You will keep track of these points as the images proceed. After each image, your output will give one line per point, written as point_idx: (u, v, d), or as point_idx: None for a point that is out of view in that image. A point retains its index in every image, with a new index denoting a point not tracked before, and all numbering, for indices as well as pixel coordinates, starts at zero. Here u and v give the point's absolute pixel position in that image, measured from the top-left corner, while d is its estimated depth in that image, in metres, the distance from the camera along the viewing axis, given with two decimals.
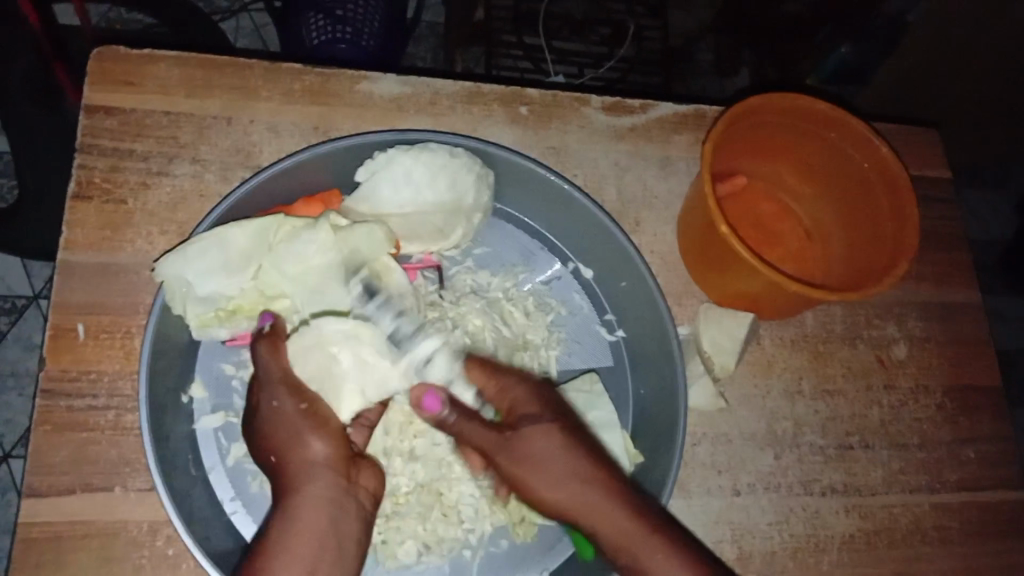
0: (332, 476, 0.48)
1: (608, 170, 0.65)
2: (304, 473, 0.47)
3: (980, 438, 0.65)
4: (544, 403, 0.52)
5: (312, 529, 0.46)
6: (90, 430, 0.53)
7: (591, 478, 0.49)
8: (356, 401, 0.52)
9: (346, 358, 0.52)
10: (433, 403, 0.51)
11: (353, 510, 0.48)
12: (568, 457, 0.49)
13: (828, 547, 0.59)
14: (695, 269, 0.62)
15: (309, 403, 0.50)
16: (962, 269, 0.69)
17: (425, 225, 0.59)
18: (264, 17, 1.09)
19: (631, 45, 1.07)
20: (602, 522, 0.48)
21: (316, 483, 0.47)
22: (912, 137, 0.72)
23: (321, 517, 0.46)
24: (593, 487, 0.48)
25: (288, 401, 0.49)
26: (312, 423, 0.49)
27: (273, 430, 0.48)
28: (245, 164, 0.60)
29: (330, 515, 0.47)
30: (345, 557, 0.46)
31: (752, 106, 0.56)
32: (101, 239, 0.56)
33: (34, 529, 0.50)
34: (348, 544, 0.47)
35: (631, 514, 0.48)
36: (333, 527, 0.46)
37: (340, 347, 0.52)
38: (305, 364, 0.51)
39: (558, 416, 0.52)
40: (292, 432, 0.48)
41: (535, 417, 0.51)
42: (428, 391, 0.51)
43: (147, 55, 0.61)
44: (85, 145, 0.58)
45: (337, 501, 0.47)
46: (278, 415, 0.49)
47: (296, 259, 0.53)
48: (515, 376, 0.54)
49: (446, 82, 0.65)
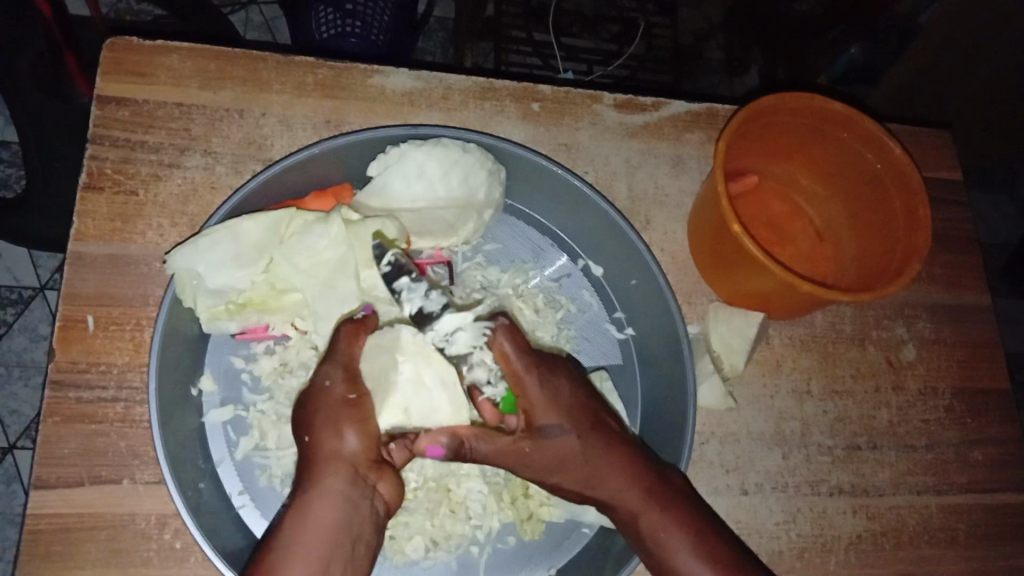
0: (356, 476, 0.45)
1: (619, 167, 0.65)
2: (330, 466, 0.45)
3: (988, 440, 0.65)
4: (569, 407, 0.49)
5: (327, 529, 0.44)
6: (99, 422, 0.53)
7: (618, 469, 0.49)
8: (398, 417, 0.50)
9: (406, 370, 0.51)
10: (435, 451, 0.50)
11: (367, 514, 0.45)
12: (594, 456, 0.49)
13: (835, 547, 0.59)
14: (706, 268, 0.62)
15: (359, 395, 0.48)
16: (971, 271, 0.69)
17: (437, 221, 0.58)
18: (273, 9, 1.08)
19: (641, 43, 1.06)
20: (626, 510, 0.49)
21: (339, 479, 0.45)
22: (924, 137, 0.72)
23: (337, 517, 0.44)
24: (619, 480, 0.49)
25: (338, 385, 0.48)
26: (349, 415, 0.47)
27: (312, 410, 0.47)
28: (256, 157, 0.60)
29: (346, 516, 0.44)
30: (355, 560, 0.45)
31: (766, 106, 0.56)
32: (111, 230, 0.56)
33: (43, 520, 0.50)
34: (361, 544, 0.45)
35: (656, 507, 0.49)
36: (348, 529, 0.44)
37: (407, 359, 0.51)
38: (372, 361, 0.50)
39: (582, 420, 0.49)
40: (329, 419, 0.46)
41: (556, 428, 0.49)
42: (434, 443, 0.50)
43: (159, 45, 0.60)
44: (97, 136, 0.58)
45: (354, 502, 0.45)
46: (324, 396, 0.47)
47: (308, 253, 0.54)
48: (538, 373, 0.49)
49: (458, 77, 0.65)
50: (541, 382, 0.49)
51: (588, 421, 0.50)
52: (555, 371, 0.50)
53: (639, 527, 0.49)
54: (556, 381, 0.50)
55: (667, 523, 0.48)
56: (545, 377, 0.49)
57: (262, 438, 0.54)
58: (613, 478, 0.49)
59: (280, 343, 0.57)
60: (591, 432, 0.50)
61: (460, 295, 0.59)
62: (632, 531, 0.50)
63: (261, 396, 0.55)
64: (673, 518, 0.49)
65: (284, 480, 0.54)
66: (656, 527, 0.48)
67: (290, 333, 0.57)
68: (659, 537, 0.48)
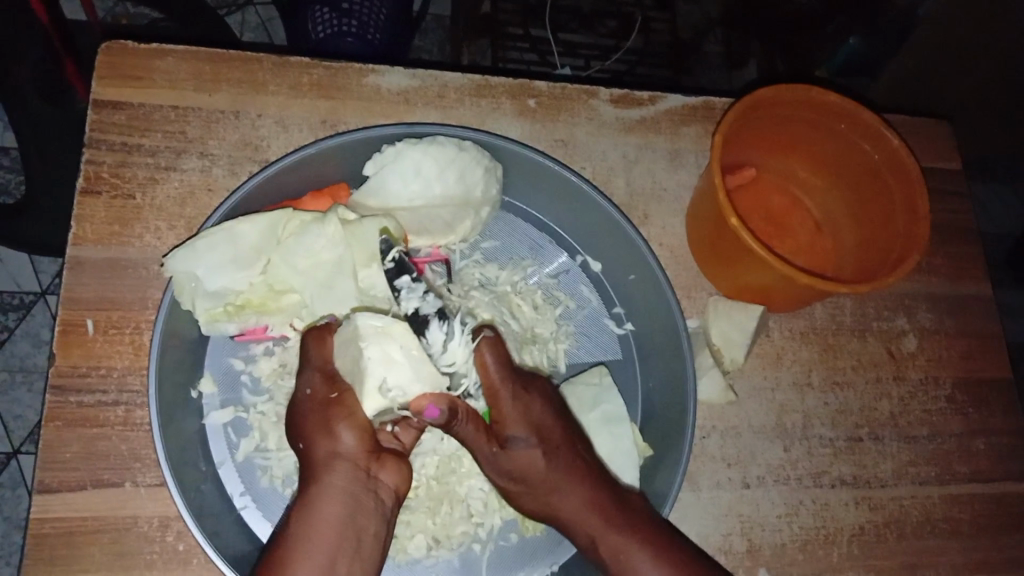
0: (357, 470, 0.47)
1: (616, 162, 0.65)
2: (329, 464, 0.46)
3: (990, 430, 0.64)
4: (539, 422, 0.51)
5: (332, 525, 0.45)
6: (100, 426, 0.53)
7: (580, 491, 0.50)
8: (380, 402, 0.50)
9: (374, 353, 0.50)
10: (431, 413, 0.49)
11: (372, 507, 0.46)
12: (557, 474, 0.50)
13: (837, 540, 0.59)
14: (705, 261, 0.62)
15: (341, 393, 0.49)
16: (973, 261, 0.69)
17: (433, 219, 0.58)
18: (269, 10, 1.09)
19: (639, 37, 1.06)
20: (585, 534, 0.50)
21: (340, 475, 0.46)
22: (923, 127, 0.71)
23: (343, 513, 0.45)
24: (577, 501, 0.50)
25: (320, 388, 0.49)
26: (336, 413, 0.48)
27: (302, 417, 0.49)
28: (253, 158, 0.60)
29: (349, 510, 0.45)
30: (363, 553, 0.45)
31: (762, 98, 0.55)
32: (110, 234, 0.56)
33: (46, 524, 0.50)
34: (367, 539, 0.46)
35: (616, 528, 0.49)
36: (351, 522, 0.45)
37: (371, 343, 0.50)
38: (343, 354, 0.50)
39: (551, 438, 0.51)
40: (319, 422, 0.47)
41: (522, 439, 0.50)
42: (434, 404, 0.49)
43: (154, 48, 0.60)
44: (93, 140, 0.58)
45: (357, 494, 0.46)
46: (307, 403, 0.49)
47: (305, 253, 0.54)
48: (515, 387, 0.51)
49: (453, 74, 0.64)
50: (515, 398, 0.51)
51: (557, 438, 0.51)
52: (532, 389, 0.52)
53: (600, 550, 0.49)
54: (528, 398, 0.51)
55: (628, 545, 0.48)
56: (519, 391, 0.51)
57: (263, 439, 0.54)
58: (573, 499, 0.50)
59: (280, 344, 0.57)
60: (560, 452, 0.51)
61: (458, 294, 0.58)
62: (594, 555, 0.50)
63: (261, 397, 0.55)
64: (635, 538, 0.49)
65: (285, 481, 0.54)
66: (617, 550, 0.49)
67: (289, 334, 0.57)
68: (619, 559, 0.48)
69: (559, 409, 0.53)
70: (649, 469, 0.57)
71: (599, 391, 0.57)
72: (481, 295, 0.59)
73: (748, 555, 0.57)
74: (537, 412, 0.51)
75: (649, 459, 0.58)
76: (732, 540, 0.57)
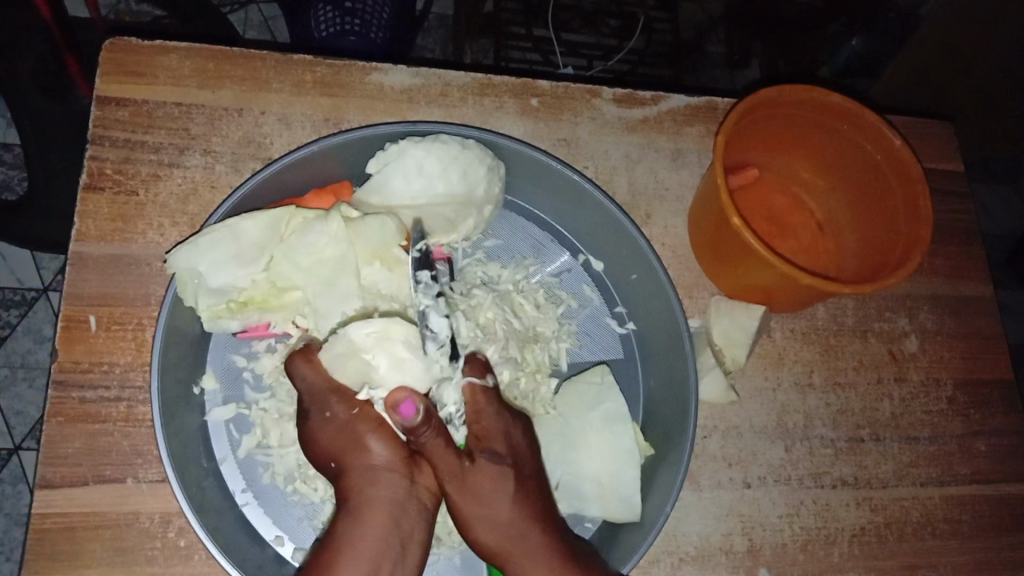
0: (399, 476, 0.50)
1: (619, 162, 0.65)
2: (370, 477, 0.50)
3: (991, 431, 0.64)
4: (517, 447, 0.52)
5: (376, 532, 0.48)
6: (102, 421, 0.53)
7: (540, 533, 0.51)
8: None
9: (381, 361, 0.51)
10: (407, 410, 0.49)
11: (416, 513, 0.50)
12: (523, 508, 0.51)
13: (838, 540, 0.59)
14: (707, 261, 0.62)
15: (362, 408, 0.52)
16: (975, 262, 0.69)
17: (437, 217, 0.58)
18: (272, 8, 1.08)
19: (641, 37, 1.06)
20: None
21: (380, 487, 0.49)
22: (926, 128, 0.71)
23: (387, 522, 0.48)
24: (535, 541, 0.51)
25: (339, 409, 0.51)
26: (366, 428, 0.51)
27: (325, 438, 0.51)
28: (256, 155, 0.60)
29: (392, 518, 0.49)
30: (406, 558, 0.49)
31: (767, 98, 0.55)
32: (112, 230, 0.56)
33: (47, 519, 0.50)
34: (410, 546, 0.49)
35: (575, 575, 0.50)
36: (396, 526, 0.49)
37: (373, 351, 0.51)
38: (346, 371, 0.51)
39: (525, 469, 0.52)
40: (350, 439, 0.50)
41: (497, 457, 0.51)
42: (412, 400, 0.49)
43: (158, 45, 0.60)
44: (96, 137, 0.58)
45: (401, 501, 0.49)
46: (330, 424, 0.51)
47: (308, 251, 0.54)
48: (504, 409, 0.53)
49: (456, 73, 0.64)
50: (500, 425, 0.52)
51: (529, 469, 0.52)
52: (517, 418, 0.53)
53: None
54: (512, 421, 0.53)
55: None
56: (506, 413, 0.53)
57: (265, 436, 0.55)
58: (532, 538, 0.51)
59: (282, 341, 0.57)
60: (529, 484, 0.52)
61: (460, 293, 0.58)
62: None
63: (263, 394, 0.56)
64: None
65: (287, 477, 0.54)
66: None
67: (292, 332, 0.56)
68: None
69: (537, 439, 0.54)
70: (650, 467, 0.57)
71: (600, 390, 0.57)
72: (485, 295, 0.59)
73: (749, 555, 0.57)
74: (522, 436, 0.53)
75: (650, 457, 0.58)
76: (733, 539, 0.57)
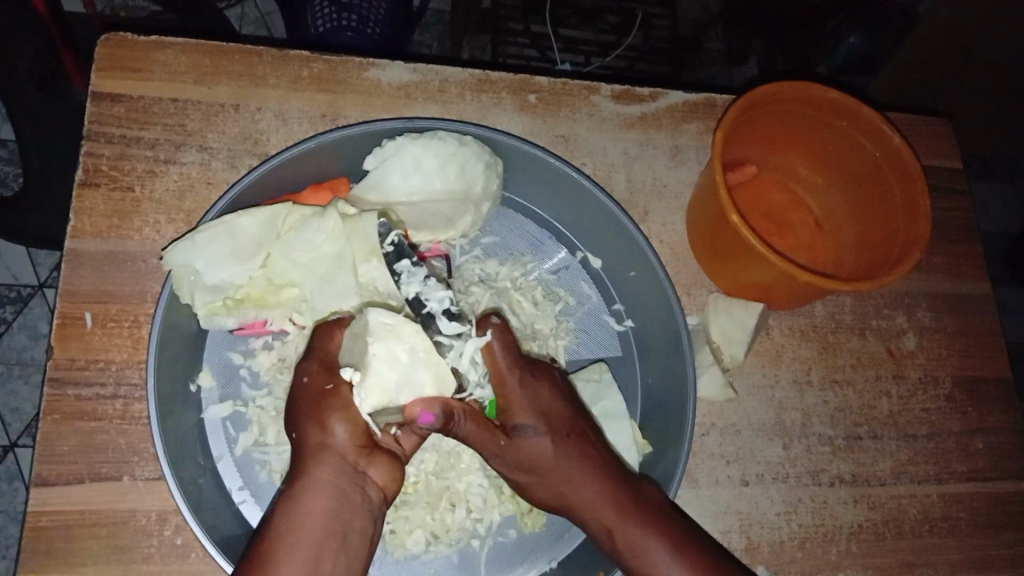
0: (345, 465, 0.46)
1: (617, 158, 0.65)
2: (316, 458, 0.46)
3: (989, 429, 0.65)
4: (547, 412, 0.51)
5: (318, 519, 0.44)
6: (98, 419, 0.52)
7: (594, 485, 0.50)
8: (379, 397, 0.47)
9: (379, 350, 0.47)
10: (426, 420, 0.47)
11: (359, 502, 0.46)
12: (568, 462, 0.50)
13: (836, 537, 0.59)
14: (706, 259, 0.62)
15: (337, 383, 0.48)
16: (974, 260, 0.69)
17: (435, 214, 0.58)
18: (269, 4, 1.08)
19: (639, 34, 1.06)
20: (600, 526, 0.50)
21: (326, 469, 0.45)
22: (924, 126, 0.71)
23: (331, 507, 0.45)
24: (590, 495, 0.50)
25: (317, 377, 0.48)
26: (330, 405, 0.47)
27: (296, 406, 0.48)
28: (253, 152, 0.59)
29: (335, 504, 0.45)
30: (348, 548, 0.45)
31: (766, 93, 0.55)
32: (108, 226, 0.56)
33: (43, 518, 0.50)
34: (353, 535, 0.45)
35: (635, 523, 0.49)
36: (337, 517, 0.45)
37: (377, 339, 0.48)
38: (350, 350, 0.49)
39: (559, 426, 0.51)
40: (313, 415, 0.47)
41: (529, 429, 0.50)
42: (427, 409, 0.47)
43: (153, 41, 0.60)
44: (91, 132, 0.57)
45: (344, 490, 0.45)
46: (303, 391, 0.48)
47: (304, 247, 0.54)
48: (522, 374, 0.51)
49: (454, 69, 0.64)
50: (523, 386, 0.50)
51: (566, 428, 0.51)
52: (540, 376, 0.52)
53: (617, 542, 0.50)
54: (535, 387, 0.51)
55: (646, 539, 0.49)
56: (528, 379, 0.51)
57: (262, 433, 0.55)
58: (586, 495, 0.50)
59: (279, 338, 0.57)
60: (568, 441, 0.51)
61: (458, 290, 0.59)
62: (610, 549, 0.50)
63: (260, 391, 0.56)
64: (652, 530, 0.49)
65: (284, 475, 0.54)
66: (634, 543, 0.49)
67: (289, 328, 0.57)
68: (636, 552, 0.49)
69: (568, 397, 0.52)
70: (648, 465, 0.57)
71: (598, 388, 0.58)
72: (482, 292, 0.59)
73: (747, 553, 0.57)
74: (549, 396, 0.51)
75: (649, 455, 0.58)
76: (731, 537, 0.57)
